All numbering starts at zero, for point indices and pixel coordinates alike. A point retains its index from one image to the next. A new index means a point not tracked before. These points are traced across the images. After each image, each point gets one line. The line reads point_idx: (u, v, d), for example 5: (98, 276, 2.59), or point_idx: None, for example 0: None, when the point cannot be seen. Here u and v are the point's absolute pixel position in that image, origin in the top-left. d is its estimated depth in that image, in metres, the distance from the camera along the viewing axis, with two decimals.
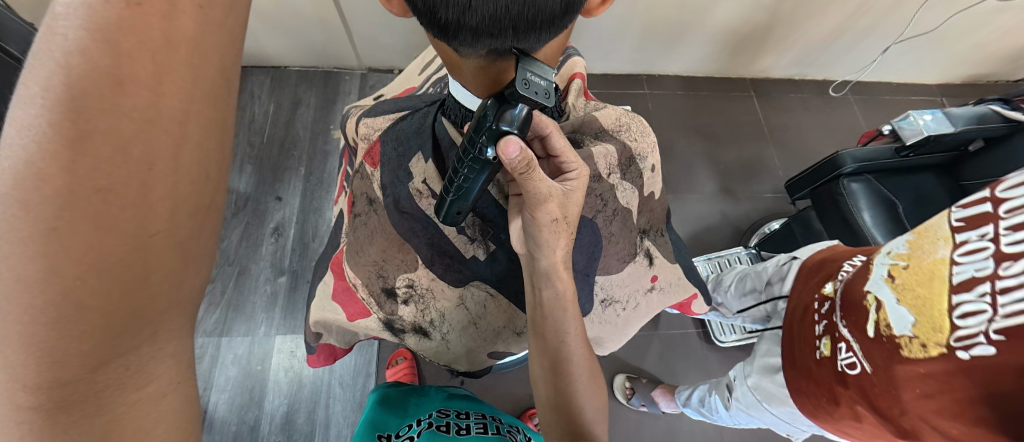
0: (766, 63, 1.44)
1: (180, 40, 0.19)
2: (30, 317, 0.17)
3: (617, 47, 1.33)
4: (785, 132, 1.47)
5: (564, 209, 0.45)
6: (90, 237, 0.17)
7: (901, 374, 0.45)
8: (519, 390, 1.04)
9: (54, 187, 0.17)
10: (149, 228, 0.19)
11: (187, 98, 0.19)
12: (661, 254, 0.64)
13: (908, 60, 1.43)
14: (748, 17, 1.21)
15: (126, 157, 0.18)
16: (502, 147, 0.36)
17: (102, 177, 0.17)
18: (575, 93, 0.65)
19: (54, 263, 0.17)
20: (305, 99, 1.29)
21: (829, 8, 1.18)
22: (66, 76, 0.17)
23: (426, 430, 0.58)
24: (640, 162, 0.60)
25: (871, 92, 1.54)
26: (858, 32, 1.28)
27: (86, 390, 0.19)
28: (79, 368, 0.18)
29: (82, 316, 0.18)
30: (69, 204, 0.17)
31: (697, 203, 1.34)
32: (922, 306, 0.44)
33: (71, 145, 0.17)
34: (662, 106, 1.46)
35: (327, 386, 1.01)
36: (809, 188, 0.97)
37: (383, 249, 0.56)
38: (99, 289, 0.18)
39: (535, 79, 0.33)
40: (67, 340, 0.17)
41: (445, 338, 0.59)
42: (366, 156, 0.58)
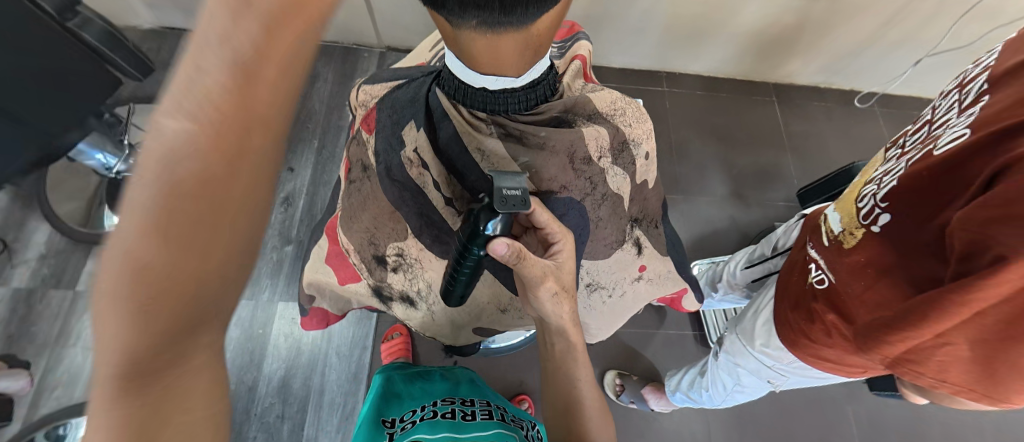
0: (792, 68, 1.40)
1: (270, 62, 0.20)
2: (123, 300, 0.20)
3: (638, 42, 1.30)
4: (805, 140, 1.43)
5: (558, 280, 0.50)
6: (175, 242, 0.20)
7: (850, 267, 0.51)
8: (510, 375, 1.05)
9: (157, 210, 0.19)
10: (209, 261, 0.21)
11: (261, 142, 0.21)
12: (651, 245, 0.64)
13: (942, 75, 1.38)
14: (777, 19, 1.17)
15: (196, 177, 0.20)
16: (489, 250, 0.45)
17: (180, 196, 0.19)
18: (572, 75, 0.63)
19: (143, 271, 0.20)
20: (323, 74, 1.30)
21: (863, 14, 1.14)
22: (169, 127, 0.19)
23: (429, 417, 0.58)
24: (634, 147, 0.59)
25: (899, 106, 1.49)
26: (891, 42, 1.24)
27: (151, 371, 0.22)
28: (147, 355, 0.21)
29: (153, 322, 0.21)
30: (167, 224, 0.20)
31: (706, 206, 1.33)
32: (850, 212, 0.56)
33: (168, 166, 0.19)
34: (679, 105, 1.44)
35: (323, 355, 1.04)
36: (822, 197, 0.95)
37: (375, 216, 0.57)
38: (163, 292, 0.20)
39: (512, 191, 0.43)
40: (144, 313, 0.20)
41: (430, 310, 0.62)
42: (362, 122, 0.60)
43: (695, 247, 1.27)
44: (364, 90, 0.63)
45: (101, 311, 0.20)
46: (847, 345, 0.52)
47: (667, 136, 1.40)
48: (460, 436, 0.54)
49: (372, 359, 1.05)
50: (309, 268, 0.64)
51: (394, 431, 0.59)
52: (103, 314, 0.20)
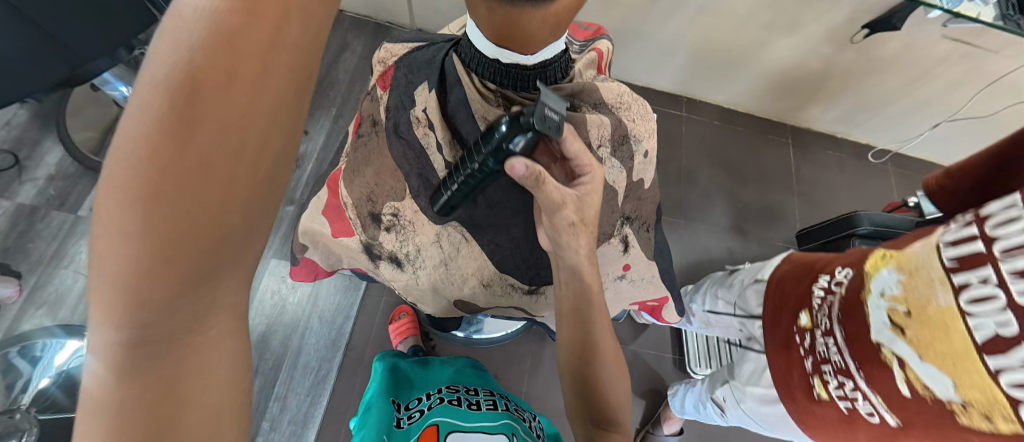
0: (811, 113, 1.41)
1: (294, 20, 0.21)
2: (126, 243, 0.20)
3: (664, 63, 1.32)
4: (813, 186, 1.44)
5: (579, 214, 0.52)
6: (183, 197, 0.20)
7: (942, 424, 0.47)
8: (486, 367, 1.06)
9: (160, 149, 0.19)
10: (228, 207, 0.21)
11: (278, 89, 0.21)
12: (638, 245, 0.66)
13: (957, 143, 1.38)
14: (802, 62, 1.18)
15: (228, 129, 0.20)
16: (508, 168, 0.46)
17: (199, 144, 0.19)
18: (585, 63, 0.63)
19: (152, 219, 0.19)
20: (352, 45, 1.32)
21: (888, 71, 1.15)
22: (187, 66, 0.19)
23: (439, 404, 0.59)
24: (635, 143, 0.62)
25: (912, 167, 1.49)
26: (912, 102, 1.24)
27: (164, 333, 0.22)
28: (158, 313, 0.21)
29: (164, 274, 0.21)
30: (170, 167, 0.19)
31: (706, 235, 1.34)
32: (957, 371, 0.44)
33: (180, 113, 0.19)
34: (695, 132, 1.45)
35: (306, 317, 1.05)
36: (818, 241, 0.94)
37: (377, 173, 0.59)
38: (185, 245, 0.20)
39: (549, 115, 0.44)
40: (148, 255, 0.20)
41: (416, 274, 0.64)
42: (379, 79, 0.59)
43: (688, 273, 1.28)
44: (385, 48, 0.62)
45: (104, 262, 0.20)
46: (890, 432, 0.52)
47: (678, 160, 1.41)
48: (465, 424, 0.55)
49: (353, 329, 1.07)
50: (305, 217, 0.65)
51: (401, 417, 0.59)
52: (104, 265, 0.20)
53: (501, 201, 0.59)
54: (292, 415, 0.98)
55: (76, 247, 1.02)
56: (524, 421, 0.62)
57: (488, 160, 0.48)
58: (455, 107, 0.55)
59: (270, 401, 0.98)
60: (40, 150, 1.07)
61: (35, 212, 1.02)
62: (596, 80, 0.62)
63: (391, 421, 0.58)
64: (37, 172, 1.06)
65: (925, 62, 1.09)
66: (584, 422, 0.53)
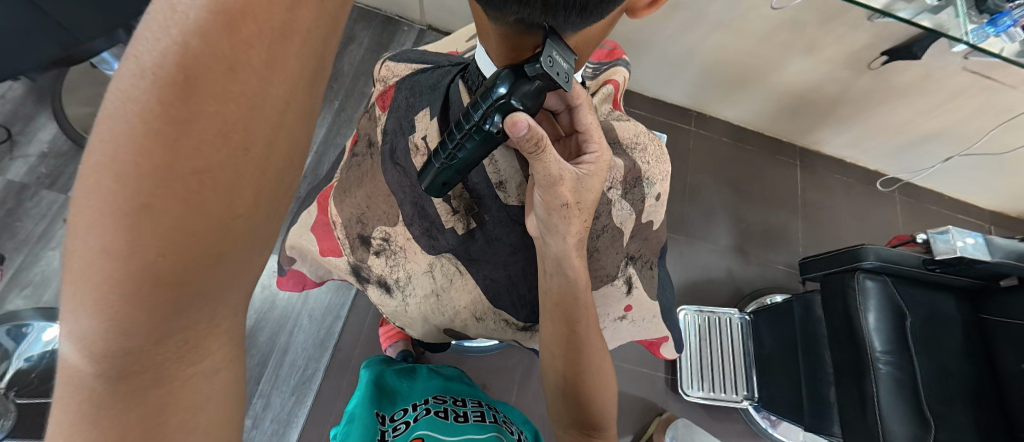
0: (822, 136, 1.39)
1: (296, 31, 0.19)
2: (107, 265, 0.18)
3: (676, 76, 1.29)
4: (818, 210, 1.42)
5: (576, 195, 0.47)
6: (178, 213, 0.18)
7: None
8: (476, 376, 1.04)
9: (153, 163, 0.17)
10: (232, 211, 0.19)
11: (291, 87, 0.20)
12: (641, 285, 0.65)
13: (967, 176, 1.36)
14: (816, 85, 1.16)
15: (228, 140, 0.18)
16: (510, 124, 0.38)
17: (197, 158, 0.18)
18: (600, 99, 0.69)
19: (137, 238, 0.17)
20: (359, 38, 1.29)
21: (904, 100, 1.12)
22: (184, 49, 0.17)
23: (423, 416, 0.55)
24: (646, 186, 0.65)
25: (919, 197, 1.47)
26: (925, 133, 1.22)
27: (147, 362, 0.20)
28: (141, 340, 0.19)
29: (155, 290, 0.18)
30: (163, 182, 0.18)
31: (707, 253, 1.32)
32: None
33: (175, 125, 0.17)
34: (702, 148, 1.43)
35: (295, 315, 1.03)
36: (822, 271, 0.90)
37: (370, 196, 0.58)
38: (176, 266, 0.18)
39: (559, 60, 0.37)
40: (130, 280, 0.18)
41: (405, 301, 0.61)
42: (378, 99, 0.62)
43: (686, 292, 1.26)
44: (388, 66, 0.64)
45: (76, 289, 0.18)
46: None
47: (683, 176, 1.39)
48: (450, 438, 0.51)
49: (343, 329, 1.05)
50: (293, 231, 0.63)
51: (386, 430, 0.54)
52: (76, 291, 0.18)
53: (499, 239, 0.60)
54: (275, 414, 0.96)
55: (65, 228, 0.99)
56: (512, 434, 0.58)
57: (487, 116, 0.41)
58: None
59: (253, 398, 0.96)
60: (33, 127, 1.04)
61: (24, 190, 1.00)
62: (610, 119, 0.68)
63: (374, 434, 0.53)
64: (29, 149, 1.03)
65: (942, 93, 1.06)
66: (572, 429, 0.54)
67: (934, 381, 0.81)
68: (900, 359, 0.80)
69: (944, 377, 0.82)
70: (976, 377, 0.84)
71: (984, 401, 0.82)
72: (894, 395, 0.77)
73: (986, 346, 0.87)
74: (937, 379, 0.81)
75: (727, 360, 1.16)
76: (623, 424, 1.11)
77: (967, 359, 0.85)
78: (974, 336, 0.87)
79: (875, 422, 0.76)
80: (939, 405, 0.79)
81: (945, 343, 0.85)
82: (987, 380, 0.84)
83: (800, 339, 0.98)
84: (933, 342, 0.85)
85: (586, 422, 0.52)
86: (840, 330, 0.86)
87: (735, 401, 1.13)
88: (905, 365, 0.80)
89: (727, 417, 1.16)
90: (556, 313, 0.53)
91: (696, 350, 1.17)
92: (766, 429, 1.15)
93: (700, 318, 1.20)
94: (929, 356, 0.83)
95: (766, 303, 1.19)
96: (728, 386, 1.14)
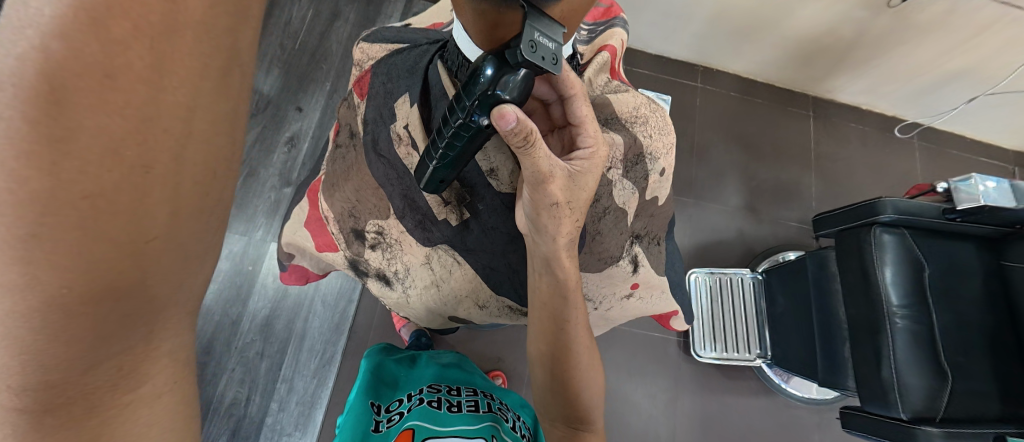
0: (836, 83, 1.32)
1: (184, 23, 0.18)
2: (10, 299, 0.17)
3: (680, 29, 1.22)
4: (832, 162, 1.37)
5: (568, 194, 0.46)
6: (79, 243, 0.17)
7: None
8: (490, 350, 1.06)
9: (33, 190, 0.16)
10: (145, 234, 0.18)
11: (192, 89, 0.19)
12: (648, 262, 0.64)
13: (992, 117, 1.29)
14: (830, 29, 1.09)
15: (120, 160, 0.17)
16: (498, 117, 0.37)
17: (85, 180, 0.17)
18: (596, 69, 0.65)
19: (36, 271, 0.17)
20: (344, 13, 1.23)
21: (926, 38, 1.05)
22: (45, 61, 0.16)
23: (417, 407, 0.55)
24: (650, 162, 0.62)
25: (939, 142, 1.41)
26: (946, 74, 1.15)
27: (74, 393, 0.20)
28: (67, 372, 0.19)
29: (70, 322, 0.18)
30: (51, 209, 0.16)
31: (717, 215, 1.29)
32: None
33: (51, 146, 0.16)
34: (709, 105, 1.37)
35: (309, 301, 1.05)
36: (835, 228, 0.88)
37: (358, 189, 0.57)
38: (85, 297, 0.18)
39: (543, 41, 0.35)
40: (36, 314, 0.17)
41: (406, 293, 0.62)
42: (356, 85, 0.59)
43: (696, 255, 1.25)
44: (362, 48, 0.61)
45: None
46: None
47: (690, 136, 1.35)
48: (443, 429, 0.52)
49: (356, 312, 1.06)
50: (289, 228, 0.63)
51: (381, 420, 0.55)
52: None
53: (495, 227, 0.58)
54: (299, 396, 0.99)
55: None
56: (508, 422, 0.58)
57: (472, 112, 0.40)
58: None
59: (277, 383, 0.99)
60: None
61: None
62: (607, 91, 0.64)
63: (368, 425, 0.54)
64: None
65: (967, 28, 0.99)
66: (559, 423, 0.54)
67: (951, 335, 0.80)
68: (916, 315, 0.79)
69: (962, 329, 0.81)
70: (996, 325, 0.83)
71: (1003, 349, 0.81)
72: (906, 354, 0.77)
73: (1007, 294, 0.85)
74: (954, 333, 0.80)
75: (740, 320, 1.16)
76: (637, 388, 1.14)
77: (987, 309, 0.83)
78: (996, 286, 0.85)
79: (890, 376, 0.76)
80: (955, 358, 0.78)
81: (964, 294, 0.83)
82: (1008, 329, 0.83)
83: (813, 298, 0.96)
84: (953, 295, 0.83)
85: (571, 415, 0.53)
86: (855, 286, 0.84)
87: (748, 360, 1.13)
88: (920, 320, 0.79)
89: (740, 375, 1.18)
90: (545, 311, 0.52)
91: (708, 312, 1.17)
92: (779, 384, 1.15)
93: (711, 279, 1.19)
94: (946, 310, 0.81)
95: (779, 261, 1.17)
96: (741, 345, 1.14)
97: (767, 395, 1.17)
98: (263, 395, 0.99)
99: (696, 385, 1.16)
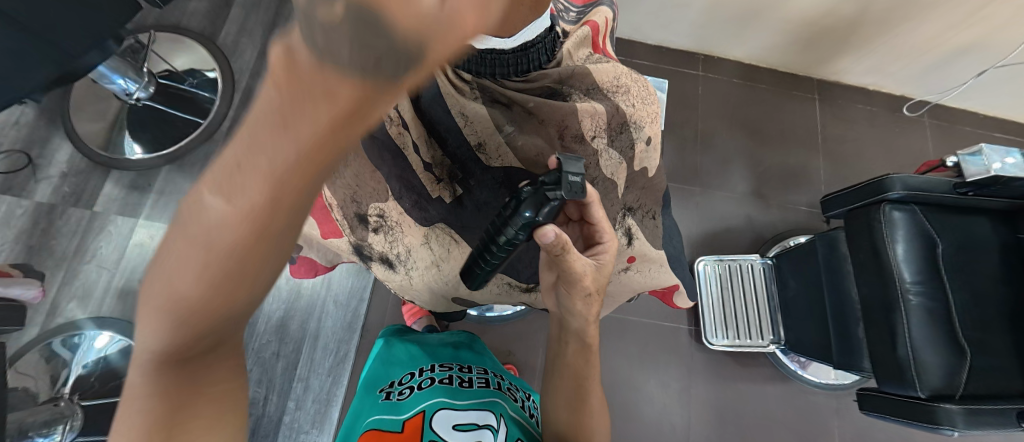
0: (841, 64, 1.30)
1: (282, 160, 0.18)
2: (165, 300, 0.22)
3: (678, 18, 1.22)
4: (841, 145, 1.35)
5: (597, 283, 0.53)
6: (203, 286, 0.21)
7: None
8: (500, 344, 1.07)
9: (193, 259, 0.21)
10: (234, 291, 0.22)
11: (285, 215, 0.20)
12: (642, 236, 0.65)
13: (1005, 91, 1.26)
14: (831, 9, 1.07)
15: (234, 256, 0.21)
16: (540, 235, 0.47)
17: (213, 263, 0.20)
18: (578, 43, 0.67)
19: (181, 293, 0.22)
20: None
21: (932, 14, 1.03)
22: (200, 197, 0.19)
23: (427, 384, 0.57)
24: (633, 131, 0.65)
25: (950, 119, 1.38)
26: (955, 49, 1.13)
27: (186, 355, 0.26)
28: (185, 344, 0.25)
29: (191, 322, 0.23)
30: (199, 271, 0.21)
31: (724, 202, 1.29)
32: None
33: (205, 247, 0.20)
34: (712, 93, 1.37)
35: (321, 301, 1.07)
36: (845, 208, 0.86)
37: (356, 175, 0.57)
38: (201, 313, 0.23)
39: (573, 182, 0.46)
40: (176, 312, 0.23)
41: (408, 274, 0.63)
42: None
43: (706, 242, 1.25)
44: None
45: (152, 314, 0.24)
46: None
47: (694, 124, 1.34)
48: (456, 404, 0.54)
49: (368, 310, 1.08)
50: None
51: (392, 395, 0.57)
52: (153, 317, 0.24)
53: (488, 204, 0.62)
54: (316, 395, 1.01)
55: (96, 241, 1.05)
56: (516, 400, 0.60)
57: (516, 237, 0.47)
58: (433, 104, 0.58)
59: (293, 383, 1.02)
60: (48, 149, 1.08)
61: (54, 210, 1.05)
62: (588, 63, 0.66)
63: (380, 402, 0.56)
64: (50, 170, 1.07)
65: (973, 1, 0.97)
66: None
67: (968, 309, 0.78)
68: (929, 288, 0.78)
69: (979, 304, 0.79)
70: (1015, 300, 0.81)
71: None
72: (924, 329, 0.76)
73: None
74: (972, 307, 0.79)
75: (751, 306, 1.15)
76: (650, 378, 1.14)
77: (1005, 283, 0.82)
78: (1013, 259, 0.83)
79: (907, 355, 0.74)
80: (974, 334, 0.77)
81: (979, 269, 0.82)
82: None
83: (824, 276, 0.95)
84: (968, 270, 0.81)
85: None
86: (867, 264, 0.82)
87: (761, 346, 1.12)
88: (935, 294, 0.78)
89: (754, 362, 1.17)
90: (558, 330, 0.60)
91: (718, 300, 1.16)
92: (795, 370, 1.14)
93: (720, 267, 1.18)
94: (962, 285, 0.80)
95: (789, 245, 1.16)
96: (753, 332, 1.13)
97: (783, 381, 1.16)
98: (280, 394, 1.01)
99: (708, 373, 1.15)
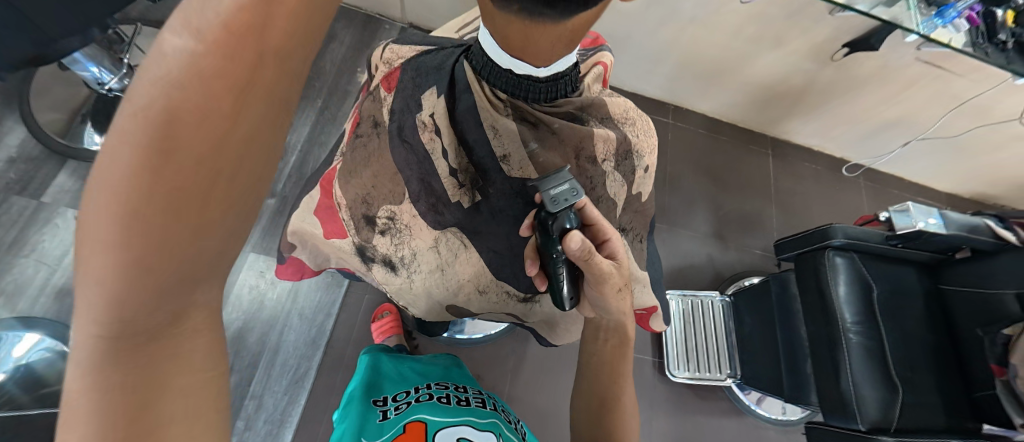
0: (791, 125, 1.46)
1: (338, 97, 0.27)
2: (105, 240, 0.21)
3: (652, 70, 1.33)
4: (791, 196, 1.49)
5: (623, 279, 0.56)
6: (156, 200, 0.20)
7: None
8: (470, 367, 1.06)
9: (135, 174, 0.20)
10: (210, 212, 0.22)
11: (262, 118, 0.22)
12: (631, 256, 0.70)
13: (925, 162, 1.45)
14: (783, 76, 1.22)
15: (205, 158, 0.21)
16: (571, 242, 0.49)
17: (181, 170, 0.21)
18: (593, 79, 0.72)
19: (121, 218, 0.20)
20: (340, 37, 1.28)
21: (865, 89, 1.19)
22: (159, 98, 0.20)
23: (425, 400, 0.57)
24: (636, 159, 0.70)
25: (881, 182, 1.56)
26: (884, 121, 1.30)
27: (152, 334, 0.22)
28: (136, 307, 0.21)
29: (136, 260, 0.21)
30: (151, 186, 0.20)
31: (688, 241, 1.37)
32: None
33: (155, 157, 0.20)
34: (680, 139, 1.48)
35: (285, 314, 1.02)
36: (794, 252, 0.95)
37: (376, 175, 0.61)
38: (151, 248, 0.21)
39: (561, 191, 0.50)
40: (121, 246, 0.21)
41: (410, 277, 0.64)
42: (383, 80, 0.64)
43: (671, 277, 1.31)
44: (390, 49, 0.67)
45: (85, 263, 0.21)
46: None
47: (662, 167, 1.44)
48: (455, 418, 0.53)
49: (334, 326, 1.05)
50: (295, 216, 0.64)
51: (388, 410, 0.56)
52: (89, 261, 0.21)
53: (501, 210, 0.65)
54: (268, 414, 0.95)
55: (38, 233, 0.97)
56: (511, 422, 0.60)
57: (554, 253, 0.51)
58: (466, 114, 0.62)
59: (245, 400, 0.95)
60: None
61: None
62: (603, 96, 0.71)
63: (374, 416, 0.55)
64: None
65: (898, 82, 1.13)
66: None
67: (899, 350, 0.87)
68: (868, 327, 0.87)
69: (908, 345, 0.88)
70: (938, 343, 0.91)
71: (946, 364, 0.89)
72: (864, 363, 0.83)
73: (945, 315, 0.94)
74: (902, 348, 0.87)
75: (710, 340, 1.21)
76: None
77: (929, 328, 0.92)
78: (935, 307, 0.94)
79: (849, 389, 0.81)
80: (905, 371, 0.85)
81: (908, 314, 0.91)
82: (949, 348, 0.91)
83: (777, 312, 1.03)
84: (900, 314, 0.91)
85: None
86: (814, 305, 0.90)
87: (719, 380, 1.17)
88: (873, 334, 0.86)
89: (713, 396, 1.21)
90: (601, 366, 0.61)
91: (681, 334, 1.21)
92: (749, 405, 1.20)
93: (683, 302, 1.24)
94: (895, 327, 0.89)
95: (745, 285, 1.25)
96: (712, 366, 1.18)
97: (738, 416, 1.21)
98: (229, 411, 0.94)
99: (669, 405, 1.18)
